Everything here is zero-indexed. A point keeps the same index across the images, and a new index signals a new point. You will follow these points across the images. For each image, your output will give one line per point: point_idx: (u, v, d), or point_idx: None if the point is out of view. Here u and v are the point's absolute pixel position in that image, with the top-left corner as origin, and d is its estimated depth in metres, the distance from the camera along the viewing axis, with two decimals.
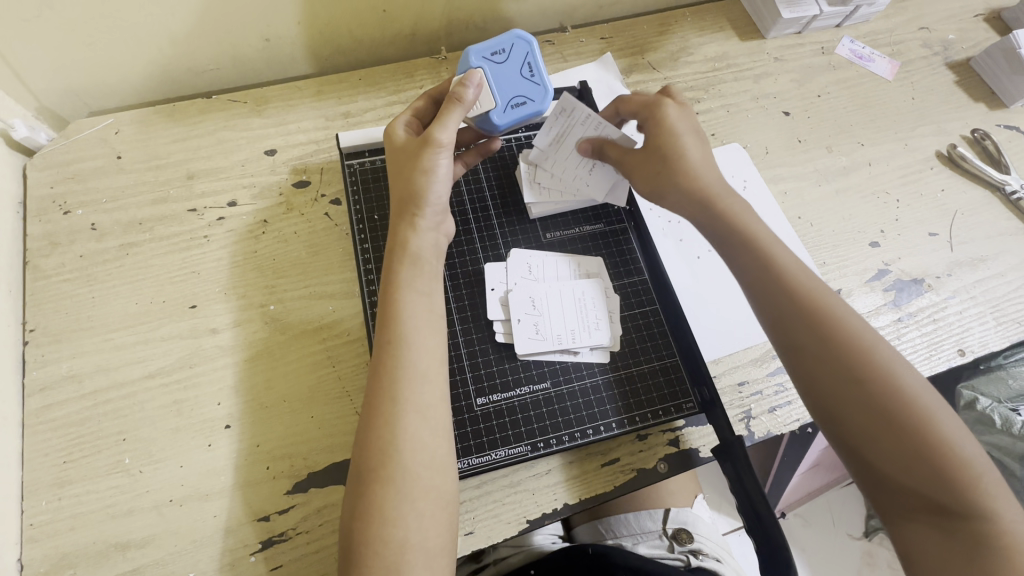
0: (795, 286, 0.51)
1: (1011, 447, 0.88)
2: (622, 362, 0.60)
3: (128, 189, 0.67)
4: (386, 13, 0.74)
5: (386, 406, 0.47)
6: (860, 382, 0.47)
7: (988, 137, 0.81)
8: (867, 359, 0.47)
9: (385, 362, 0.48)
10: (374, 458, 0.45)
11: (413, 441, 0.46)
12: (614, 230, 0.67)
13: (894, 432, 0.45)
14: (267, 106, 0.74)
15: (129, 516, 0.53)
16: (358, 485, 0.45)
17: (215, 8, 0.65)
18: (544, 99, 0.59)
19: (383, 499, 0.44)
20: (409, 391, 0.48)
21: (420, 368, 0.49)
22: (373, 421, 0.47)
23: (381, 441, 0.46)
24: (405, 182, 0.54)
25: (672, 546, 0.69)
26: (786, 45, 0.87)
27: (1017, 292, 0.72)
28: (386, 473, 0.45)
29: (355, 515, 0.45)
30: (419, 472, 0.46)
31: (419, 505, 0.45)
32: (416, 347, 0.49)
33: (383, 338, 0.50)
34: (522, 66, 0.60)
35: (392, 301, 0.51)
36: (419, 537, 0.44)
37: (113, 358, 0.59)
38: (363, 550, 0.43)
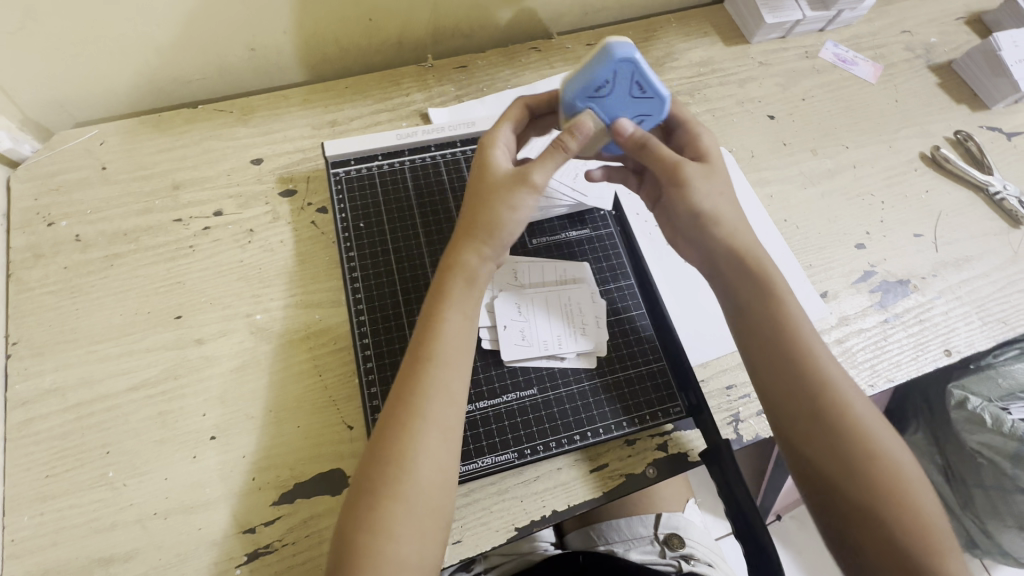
0: (803, 348, 0.50)
1: (1003, 446, 0.90)
2: (609, 368, 0.60)
3: (113, 200, 0.67)
4: (372, 21, 0.74)
5: (414, 422, 0.46)
6: (836, 437, 0.48)
7: (970, 138, 0.82)
8: (857, 425, 0.48)
9: (420, 377, 0.48)
10: (391, 470, 0.45)
11: (433, 465, 0.46)
12: (600, 236, 0.67)
13: (870, 502, 0.46)
14: (254, 115, 0.74)
15: (112, 530, 0.52)
16: (366, 493, 0.45)
17: (199, 18, 0.65)
18: (659, 112, 0.53)
19: (389, 512, 0.44)
20: (442, 415, 0.47)
21: (454, 393, 0.49)
22: (396, 433, 0.46)
23: (402, 455, 0.45)
24: (481, 210, 0.52)
25: (663, 551, 0.69)
26: (770, 50, 0.88)
27: (1002, 292, 0.72)
28: (399, 490, 0.44)
29: (357, 523, 0.44)
30: (430, 494, 0.45)
31: (424, 526, 0.45)
32: (454, 373, 0.49)
33: (419, 352, 0.49)
34: (630, 86, 0.51)
35: (432, 316, 0.50)
36: (418, 557, 0.44)
37: (97, 370, 0.59)
38: (358, 561, 0.43)
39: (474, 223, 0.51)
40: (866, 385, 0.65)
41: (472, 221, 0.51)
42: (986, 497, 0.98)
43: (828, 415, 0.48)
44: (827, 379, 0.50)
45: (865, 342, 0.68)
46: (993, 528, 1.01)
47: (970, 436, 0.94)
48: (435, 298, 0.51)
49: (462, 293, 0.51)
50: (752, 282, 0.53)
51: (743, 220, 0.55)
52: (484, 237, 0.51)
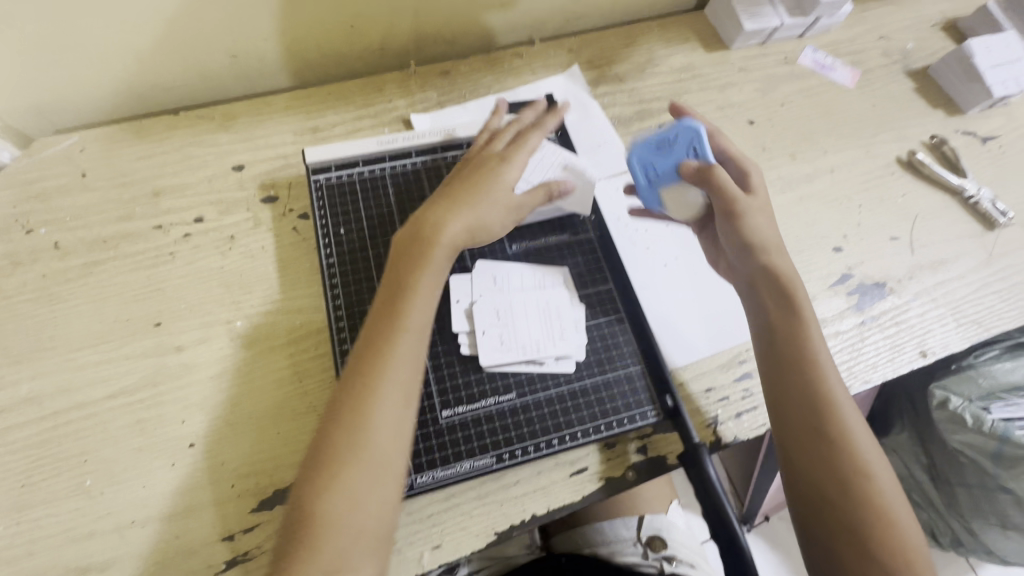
0: (817, 365, 0.56)
1: (985, 445, 0.90)
2: (587, 372, 0.61)
3: (93, 208, 0.67)
4: (354, 27, 0.75)
5: (370, 376, 0.50)
6: (832, 446, 0.54)
7: (945, 142, 0.84)
8: (848, 449, 0.53)
9: (380, 336, 0.52)
10: (347, 418, 0.49)
11: (388, 420, 0.49)
12: (580, 241, 0.68)
13: (854, 507, 0.52)
14: (236, 121, 0.75)
15: (89, 539, 0.52)
16: (324, 436, 0.49)
17: (179, 26, 0.65)
18: (692, 133, 0.63)
19: (342, 457, 0.48)
20: (400, 373, 0.51)
21: (412, 354, 0.52)
22: (354, 384, 0.50)
23: (359, 405, 0.50)
24: (475, 199, 0.59)
25: (646, 553, 0.70)
26: (750, 56, 0.89)
27: (977, 294, 0.73)
28: (352, 436, 0.48)
29: (313, 461, 0.48)
30: (382, 445, 0.49)
31: (373, 474, 0.48)
32: (413, 335, 0.53)
33: (382, 314, 0.53)
34: (659, 149, 0.65)
35: (397, 282, 0.55)
36: (359, 514, 0.47)
37: (75, 378, 0.58)
38: (312, 498, 0.47)
39: (466, 207, 0.59)
40: None
41: (459, 211, 0.58)
42: (969, 497, 0.99)
43: (827, 428, 0.54)
44: (832, 396, 0.55)
45: (842, 344, 0.69)
46: (976, 526, 1.03)
47: (952, 435, 0.95)
48: (403, 266, 0.55)
49: (427, 263, 0.56)
50: (778, 301, 0.59)
51: (778, 251, 0.61)
52: (468, 226, 0.58)
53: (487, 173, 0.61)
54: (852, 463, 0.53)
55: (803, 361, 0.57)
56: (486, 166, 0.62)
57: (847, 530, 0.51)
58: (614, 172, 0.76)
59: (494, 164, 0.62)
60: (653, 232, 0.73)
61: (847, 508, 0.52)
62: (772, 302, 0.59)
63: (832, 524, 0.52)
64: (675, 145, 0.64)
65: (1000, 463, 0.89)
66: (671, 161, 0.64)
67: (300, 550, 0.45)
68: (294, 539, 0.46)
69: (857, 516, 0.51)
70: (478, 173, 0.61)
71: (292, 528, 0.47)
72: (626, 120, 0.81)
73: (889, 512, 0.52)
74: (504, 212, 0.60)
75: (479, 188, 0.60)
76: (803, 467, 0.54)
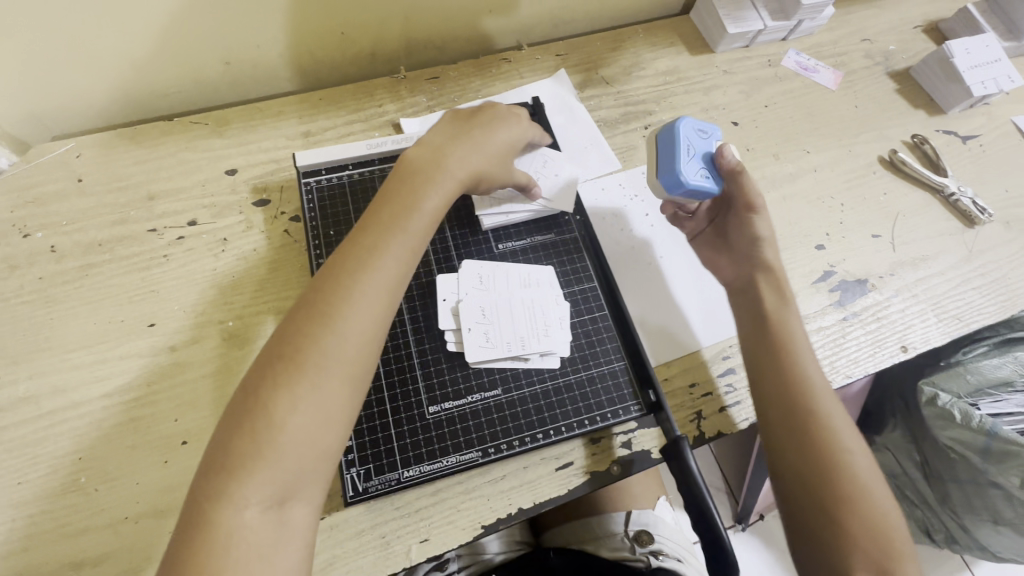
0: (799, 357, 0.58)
1: (973, 441, 0.88)
2: (572, 368, 0.62)
3: (89, 212, 0.68)
4: (345, 34, 0.76)
5: (361, 284, 0.47)
6: (815, 435, 0.54)
7: (926, 141, 0.85)
8: (829, 425, 0.55)
9: (377, 246, 0.49)
10: (327, 319, 0.45)
11: (370, 338, 0.47)
12: (565, 240, 0.69)
13: (839, 492, 0.52)
14: (229, 127, 0.76)
15: (83, 535, 0.53)
16: (298, 332, 0.45)
17: (173, 35, 0.67)
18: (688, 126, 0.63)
19: (316, 361, 0.44)
20: (391, 293, 0.49)
21: (404, 279, 0.50)
22: (341, 288, 0.47)
23: (343, 311, 0.46)
24: (481, 141, 0.60)
25: (633, 548, 0.71)
26: (734, 59, 0.91)
27: (957, 290, 0.75)
28: (331, 341, 0.45)
29: (279, 357, 0.44)
30: (359, 359, 0.46)
31: (343, 390, 0.45)
32: (409, 259, 0.51)
33: (381, 227, 0.51)
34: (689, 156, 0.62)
35: (400, 198, 0.53)
36: (302, 438, 0.43)
37: (70, 379, 0.60)
38: (273, 394, 0.43)
39: (473, 147, 0.59)
40: None
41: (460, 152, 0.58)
42: (962, 494, 0.98)
43: (808, 417, 0.55)
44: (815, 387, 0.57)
45: (824, 339, 0.70)
46: (969, 522, 1.01)
47: (940, 432, 0.92)
48: (407, 187, 0.54)
49: (429, 189, 0.54)
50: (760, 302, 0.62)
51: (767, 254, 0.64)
52: (471, 167, 0.58)
53: (496, 124, 0.63)
54: (836, 441, 0.54)
55: (789, 342, 0.59)
56: (498, 118, 0.64)
57: (828, 507, 0.52)
58: (599, 173, 0.78)
59: (504, 120, 0.64)
60: (638, 232, 0.74)
61: (831, 485, 0.52)
62: (766, 292, 0.62)
63: (814, 502, 0.52)
64: (693, 145, 0.63)
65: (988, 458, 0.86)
66: (704, 152, 0.64)
67: (247, 450, 0.41)
68: (242, 435, 0.42)
69: (840, 494, 0.52)
70: (484, 127, 0.62)
71: (242, 423, 0.42)
72: (612, 122, 0.83)
73: (873, 495, 0.52)
74: (501, 165, 0.62)
75: (488, 131, 0.61)
76: (790, 443, 0.55)
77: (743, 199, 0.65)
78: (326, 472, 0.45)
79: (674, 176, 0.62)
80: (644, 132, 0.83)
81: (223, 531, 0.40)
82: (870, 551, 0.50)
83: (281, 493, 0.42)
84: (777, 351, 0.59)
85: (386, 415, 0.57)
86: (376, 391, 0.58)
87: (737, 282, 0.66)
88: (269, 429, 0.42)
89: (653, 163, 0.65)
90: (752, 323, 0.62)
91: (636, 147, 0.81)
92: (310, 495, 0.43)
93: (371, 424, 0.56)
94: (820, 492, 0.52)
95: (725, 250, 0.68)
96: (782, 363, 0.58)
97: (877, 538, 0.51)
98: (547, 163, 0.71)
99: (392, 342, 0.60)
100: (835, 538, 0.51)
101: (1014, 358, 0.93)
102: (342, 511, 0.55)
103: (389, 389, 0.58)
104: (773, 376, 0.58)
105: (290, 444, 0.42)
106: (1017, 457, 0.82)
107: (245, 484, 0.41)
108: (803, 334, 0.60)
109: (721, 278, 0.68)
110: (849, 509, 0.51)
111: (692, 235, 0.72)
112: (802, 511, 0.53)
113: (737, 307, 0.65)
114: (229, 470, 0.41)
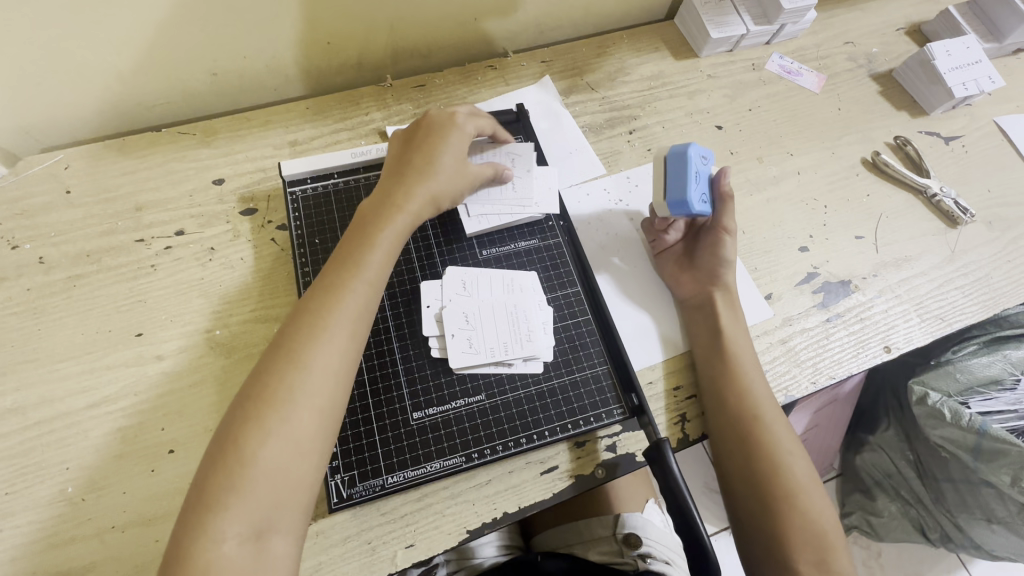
0: (745, 370, 0.62)
1: (963, 440, 0.87)
2: (555, 372, 0.63)
3: (77, 223, 0.69)
4: (331, 45, 0.77)
5: (324, 317, 0.49)
6: (760, 443, 0.58)
7: (908, 142, 0.86)
8: (770, 432, 0.59)
9: (338, 280, 0.51)
10: (293, 355, 0.47)
11: (335, 368, 0.48)
12: (549, 245, 0.70)
13: (783, 495, 0.56)
14: (216, 137, 0.77)
15: (71, 544, 0.54)
16: (267, 370, 0.47)
17: (159, 47, 0.68)
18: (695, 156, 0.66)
19: (285, 395, 0.46)
20: (355, 323, 0.50)
21: (368, 309, 0.52)
22: (305, 324, 0.49)
23: (308, 344, 0.48)
24: (435, 165, 0.61)
25: (622, 551, 0.71)
26: (718, 63, 0.91)
27: (939, 290, 0.76)
28: (298, 375, 0.46)
29: (251, 395, 0.46)
30: (325, 389, 0.47)
31: (312, 421, 0.46)
32: (372, 290, 0.53)
33: (342, 263, 0.53)
34: (696, 186, 0.66)
35: (359, 235, 0.55)
36: (276, 469, 0.44)
37: (58, 389, 0.60)
38: (245, 431, 0.44)
39: (427, 172, 0.60)
40: (808, 381, 0.68)
41: (415, 179, 0.60)
42: (955, 492, 0.98)
43: (754, 427, 0.59)
44: (758, 398, 0.61)
45: (808, 340, 0.70)
46: (964, 521, 0.99)
47: (932, 431, 0.92)
48: (367, 224, 0.56)
49: (389, 222, 0.56)
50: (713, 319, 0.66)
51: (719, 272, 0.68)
52: (429, 195, 0.60)
53: (440, 136, 0.63)
54: (778, 448, 0.58)
55: (734, 356, 0.63)
56: (438, 127, 0.63)
57: (767, 504, 0.56)
58: (584, 178, 0.79)
59: (450, 129, 0.63)
60: (623, 236, 0.75)
61: (772, 486, 0.56)
62: (721, 307, 0.66)
63: (754, 497, 0.57)
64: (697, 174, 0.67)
65: (979, 457, 0.85)
66: (703, 181, 0.68)
67: (222, 486, 0.42)
68: (216, 473, 0.43)
69: (779, 491, 0.56)
70: (431, 143, 0.62)
71: (216, 462, 0.43)
72: (597, 128, 0.84)
73: (807, 490, 0.56)
74: (458, 178, 0.62)
75: (437, 151, 0.61)
76: (730, 449, 0.59)
77: (716, 223, 0.70)
78: (304, 502, 0.45)
79: (686, 206, 0.65)
80: (629, 137, 0.83)
81: (202, 567, 0.40)
82: (808, 544, 0.54)
83: (258, 526, 0.42)
84: (731, 365, 0.63)
85: (371, 421, 0.57)
86: (360, 398, 0.58)
87: (693, 298, 0.69)
88: (243, 464, 0.43)
89: (660, 185, 0.67)
90: (706, 339, 0.65)
91: (621, 152, 0.82)
92: (289, 525, 0.44)
93: (355, 431, 0.57)
94: (758, 488, 0.57)
95: (689, 268, 0.70)
96: (728, 376, 0.62)
97: (815, 529, 0.54)
98: (519, 159, 0.71)
99: (376, 348, 0.61)
100: (776, 534, 0.54)
101: (1003, 356, 0.91)
102: (327, 518, 0.55)
103: (373, 395, 0.58)
104: (719, 390, 0.62)
105: (263, 476, 0.43)
106: (1008, 456, 0.81)
107: (222, 519, 0.42)
108: (749, 347, 0.65)
109: (677, 293, 0.70)
110: (789, 505, 0.55)
111: (657, 250, 0.73)
112: (748, 512, 0.57)
113: (690, 324, 0.68)
114: (205, 507, 0.42)
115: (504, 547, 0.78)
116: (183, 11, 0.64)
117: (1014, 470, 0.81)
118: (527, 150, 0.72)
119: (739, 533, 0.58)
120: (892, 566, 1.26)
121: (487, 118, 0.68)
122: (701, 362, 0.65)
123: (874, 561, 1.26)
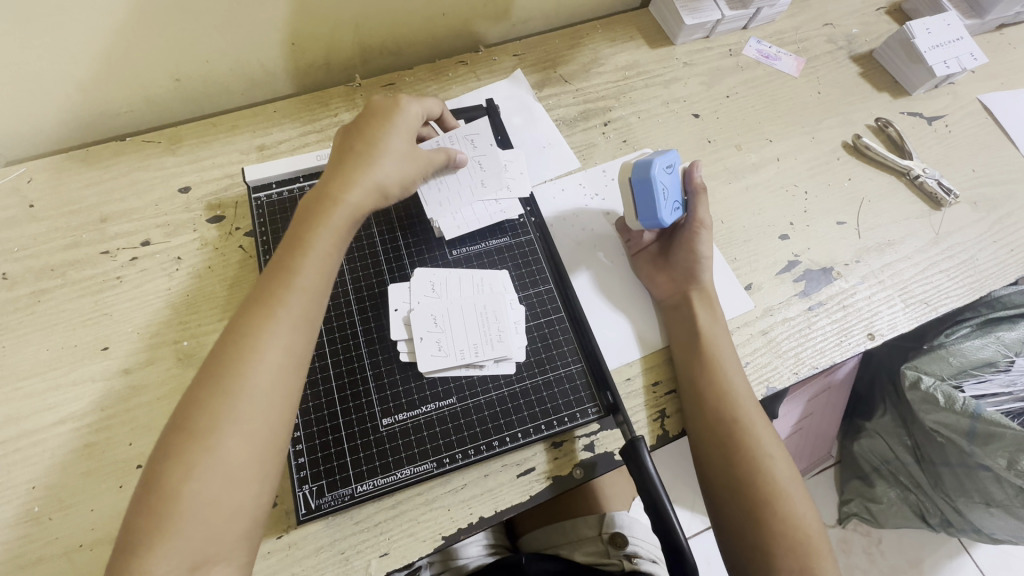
0: (726, 375, 0.61)
1: (958, 424, 0.85)
2: (528, 373, 0.62)
3: (40, 237, 0.68)
4: (296, 45, 0.75)
5: (253, 339, 0.47)
6: (739, 447, 0.57)
7: (890, 124, 0.84)
8: (750, 436, 0.57)
9: (265, 301, 0.49)
10: (218, 384, 0.45)
11: (271, 391, 0.46)
12: (520, 242, 0.69)
13: (763, 500, 0.54)
14: (182, 144, 0.75)
15: (38, 565, 0.53)
16: (191, 403, 0.45)
17: (117, 55, 0.66)
18: (663, 176, 0.65)
19: (211, 425, 0.44)
20: (291, 341, 0.48)
21: (305, 326, 0.50)
22: (234, 348, 0.47)
23: (237, 370, 0.46)
24: (377, 149, 0.57)
25: (608, 552, 0.70)
26: (695, 50, 0.89)
27: (923, 274, 0.74)
28: (226, 404, 0.45)
29: (175, 429, 0.44)
30: (259, 415, 0.46)
31: (242, 448, 0.45)
32: (307, 304, 0.50)
33: (274, 278, 0.50)
34: (671, 201, 0.66)
35: (293, 244, 0.52)
36: (208, 500, 0.43)
37: (22, 407, 0.59)
38: (171, 466, 0.43)
39: (370, 163, 0.56)
40: (790, 372, 0.67)
41: (355, 169, 0.56)
42: (953, 477, 0.95)
43: (733, 432, 0.58)
44: (738, 402, 0.59)
45: (789, 330, 0.69)
46: (962, 505, 0.97)
47: (926, 416, 0.90)
48: (302, 230, 0.52)
49: (325, 225, 0.53)
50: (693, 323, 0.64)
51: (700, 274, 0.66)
52: (371, 185, 0.56)
53: (382, 122, 0.59)
54: (758, 451, 0.57)
55: (714, 354, 0.62)
56: (380, 111, 0.60)
57: (750, 507, 0.54)
58: (559, 173, 0.77)
59: (397, 110, 0.60)
60: (601, 233, 0.74)
61: (752, 489, 0.55)
62: (698, 308, 0.65)
63: (737, 503, 0.55)
64: (668, 188, 0.65)
65: (974, 441, 0.83)
66: (672, 186, 0.67)
67: (151, 525, 0.41)
68: (145, 511, 0.42)
69: (760, 495, 0.54)
70: (371, 126, 0.59)
71: (145, 500, 0.42)
72: (571, 121, 0.82)
73: (788, 493, 0.55)
74: (406, 161, 0.59)
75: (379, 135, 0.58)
76: (708, 451, 0.58)
77: (692, 218, 0.68)
78: (245, 530, 0.44)
79: (658, 223, 0.65)
80: (604, 129, 0.82)
81: None
82: (790, 549, 0.52)
83: (191, 560, 0.41)
84: (708, 364, 0.61)
85: (339, 428, 0.56)
86: (328, 404, 0.57)
87: (669, 298, 0.67)
88: (170, 501, 0.42)
89: (631, 204, 0.67)
90: (684, 341, 0.64)
91: (596, 145, 0.81)
92: (229, 556, 0.43)
93: (324, 439, 0.56)
94: (741, 492, 0.55)
95: (664, 267, 0.69)
96: (704, 374, 0.61)
97: (797, 534, 0.53)
98: (478, 138, 0.68)
99: (344, 354, 0.59)
100: (757, 540, 0.53)
101: (996, 338, 0.87)
102: (298, 529, 0.54)
103: (341, 402, 0.57)
104: (697, 396, 0.61)
105: (192, 511, 0.42)
106: (1003, 439, 0.79)
107: (152, 557, 0.40)
108: (729, 346, 0.63)
109: (654, 293, 0.69)
110: (770, 509, 0.54)
111: (634, 250, 0.72)
112: (729, 516, 0.55)
113: (668, 325, 0.67)
114: (135, 548, 0.41)
115: (489, 547, 0.77)
116: (140, 16, 0.63)
117: (1010, 453, 0.79)
118: (485, 127, 0.69)
119: (722, 539, 0.56)
120: (892, 553, 1.25)
121: (432, 99, 0.65)
122: (680, 361, 0.64)
123: (875, 549, 1.26)
